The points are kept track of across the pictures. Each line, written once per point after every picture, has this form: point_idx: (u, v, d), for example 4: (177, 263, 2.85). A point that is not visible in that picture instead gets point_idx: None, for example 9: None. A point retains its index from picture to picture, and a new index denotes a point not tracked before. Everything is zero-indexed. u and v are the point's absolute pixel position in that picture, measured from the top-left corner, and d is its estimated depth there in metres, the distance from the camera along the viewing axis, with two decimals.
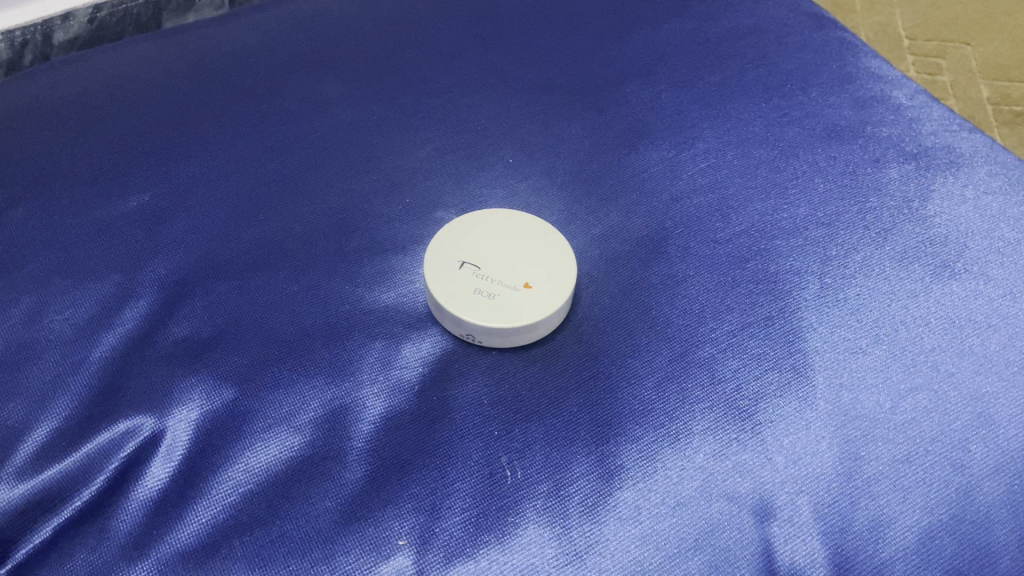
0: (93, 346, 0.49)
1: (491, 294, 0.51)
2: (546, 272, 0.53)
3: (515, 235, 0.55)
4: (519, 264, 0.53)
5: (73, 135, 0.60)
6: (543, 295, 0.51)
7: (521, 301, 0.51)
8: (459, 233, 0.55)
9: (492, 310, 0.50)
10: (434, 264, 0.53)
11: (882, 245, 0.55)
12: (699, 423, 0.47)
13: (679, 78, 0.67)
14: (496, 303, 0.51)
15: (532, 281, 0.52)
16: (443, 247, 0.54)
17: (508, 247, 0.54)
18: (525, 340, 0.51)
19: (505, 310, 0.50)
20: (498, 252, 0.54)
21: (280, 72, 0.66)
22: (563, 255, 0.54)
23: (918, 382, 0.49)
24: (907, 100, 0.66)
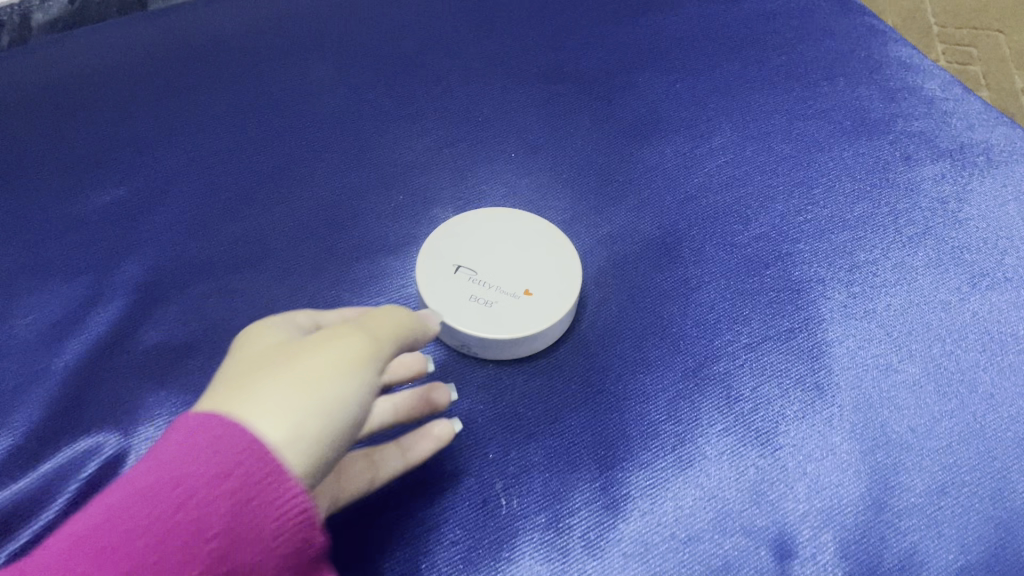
0: (58, 354, 0.46)
1: (488, 301, 0.47)
2: (549, 278, 0.49)
3: (517, 238, 0.51)
4: (519, 271, 0.49)
5: (47, 125, 0.56)
6: (544, 303, 0.47)
7: (522, 310, 0.47)
8: (455, 234, 0.51)
9: (488, 320, 0.46)
10: (427, 268, 0.49)
11: (915, 251, 0.51)
12: (713, 447, 0.43)
13: (696, 65, 0.62)
14: (492, 312, 0.47)
15: (533, 288, 0.48)
16: (438, 248, 0.50)
17: (508, 251, 0.50)
18: (526, 351, 0.47)
19: (503, 320, 0.46)
20: (498, 256, 0.50)
21: (268, 54, 0.61)
22: (567, 259, 0.50)
23: (952, 405, 0.45)
24: (942, 91, 0.61)
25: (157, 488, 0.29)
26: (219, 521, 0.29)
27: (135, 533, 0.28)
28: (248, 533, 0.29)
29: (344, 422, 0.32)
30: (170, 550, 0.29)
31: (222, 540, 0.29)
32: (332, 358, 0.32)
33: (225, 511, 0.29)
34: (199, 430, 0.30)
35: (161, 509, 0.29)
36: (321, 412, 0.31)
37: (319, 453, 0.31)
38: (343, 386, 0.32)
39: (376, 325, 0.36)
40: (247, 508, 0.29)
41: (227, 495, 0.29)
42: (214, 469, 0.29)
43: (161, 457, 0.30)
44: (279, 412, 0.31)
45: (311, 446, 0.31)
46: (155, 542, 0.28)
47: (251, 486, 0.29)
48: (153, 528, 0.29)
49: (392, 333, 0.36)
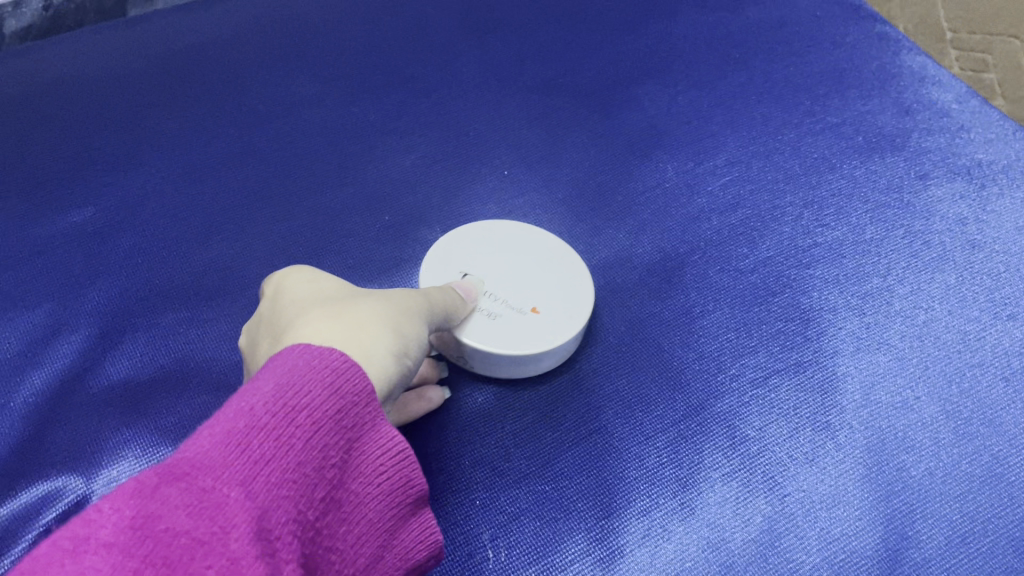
0: (16, 389, 0.43)
1: (493, 311, 0.44)
2: (559, 298, 0.45)
3: (529, 255, 0.48)
4: (528, 286, 0.46)
5: (14, 137, 0.53)
6: (552, 322, 0.44)
7: (525, 327, 0.43)
8: (464, 242, 0.48)
9: (491, 332, 0.43)
10: (433, 272, 0.46)
11: (932, 279, 0.49)
12: (716, 494, 0.40)
13: (699, 76, 0.59)
14: (496, 323, 0.43)
15: (541, 305, 0.45)
16: (445, 254, 0.47)
17: (521, 265, 0.47)
18: (524, 372, 0.43)
19: (506, 334, 0.43)
20: (508, 269, 0.46)
21: (251, 66, 0.58)
22: (581, 283, 0.46)
23: (973, 448, 0.43)
24: (959, 103, 0.58)
25: (287, 411, 0.27)
26: (351, 454, 0.29)
27: (276, 447, 0.26)
28: (377, 467, 0.30)
29: (421, 354, 0.36)
30: (308, 467, 0.27)
31: (354, 470, 0.29)
32: (418, 300, 0.38)
33: (351, 443, 0.29)
34: (318, 359, 0.29)
35: (293, 429, 0.27)
36: (407, 334, 0.35)
37: (399, 368, 0.34)
38: (420, 325, 0.37)
39: (431, 294, 0.39)
40: (371, 444, 0.29)
41: (355, 428, 0.29)
42: (344, 399, 0.29)
43: (281, 381, 0.28)
44: (376, 327, 0.34)
45: (401, 362, 0.34)
46: (295, 458, 0.27)
47: (371, 421, 0.30)
48: (288, 445, 0.27)
49: (443, 302, 0.40)
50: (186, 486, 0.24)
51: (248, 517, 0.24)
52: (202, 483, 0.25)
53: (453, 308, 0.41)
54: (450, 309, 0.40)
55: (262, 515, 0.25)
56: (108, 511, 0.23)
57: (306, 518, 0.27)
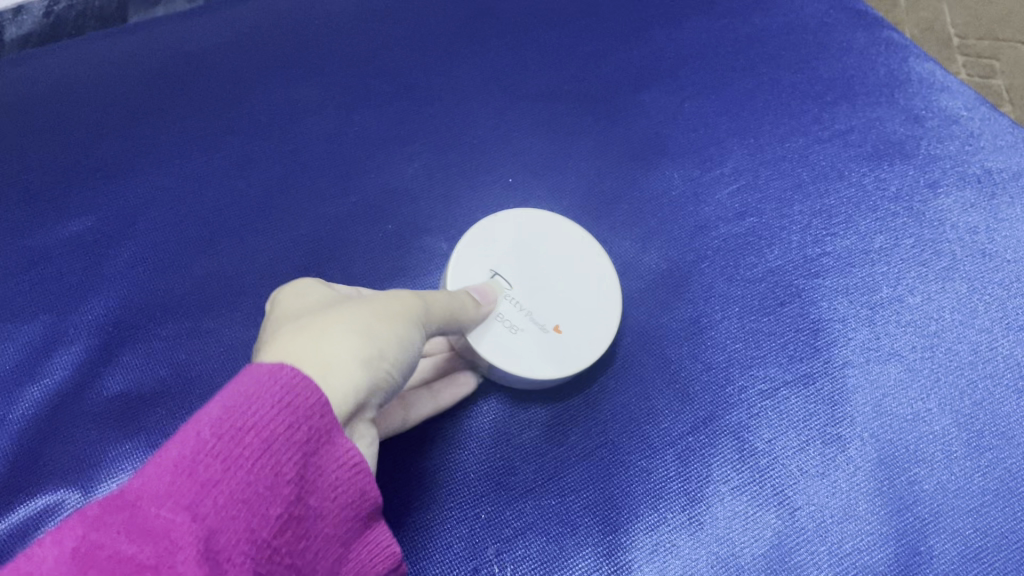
0: (15, 401, 0.43)
1: (514, 325, 0.43)
2: (583, 318, 0.44)
3: (564, 259, 0.46)
4: (554, 299, 0.45)
5: (10, 143, 0.52)
6: (571, 345, 0.43)
7: (543, 349, 0.43)
8: (501, 232, 0.46)
9: (508, 350, 0.42)
10: (463, 266, 0.44)
11: (942, 288, 0.48)
12: (726, 508, 0.40)
13: (705, 83, 0.58)
14: (516, 339, 0.43)
15: (564, 324, 0.44)
16: (479, 242, 0.45)
17: (549, 271, 0.46)
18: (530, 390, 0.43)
19: (523, 354, 0.42)
20: (537, 276, 0.45)
21: (253, 71, 0.57)
22: (608, 300, 0.45)
23: (985, 460, 0.42)
24: (967, 110, 0.58)
25: (234, 430, 0.28)
26: (311, 469, 0.29)
27: (223, 466, 0.27)
28: (336, 482, 0.30)
29: (408, 361, 0.36)
30: (258, 487, 0.27)
31: (316, 485, 0.29)
32: (411, 303, 0.36)
33: (309, 458, 0.29)
34: (270, 375, 0.29)
35: (241, 449, 0.28)
36: (387, 339, 0.34)
37: (368, 375, 0.33)
38: (410, 329, 0.36)
39: (430, 295, 0.38)
40: (331, 459, 0.30)
41: (312, 443, 0.29)
42: (296, 415, 0.29)
43: (231, 399, 0.28)
44: (348, 336, 0.33)
45: (376, 370, 0.34)
46: (242, 478, 0.27)
47: (330, 435, 0.30)
48: (235, 465, 0.27)
49: (441, 308, 0.38)
50: (128, 515, 0.26)
51: (190, 540, 0.25)
52: (147, 512, 0.26)
53: (458, 320, 0.39)
54: (453, 316, 0.39)
55: (206, 538, 0.26)
56: (51, 545, 0.25)
57: (260, 537, 0.27)
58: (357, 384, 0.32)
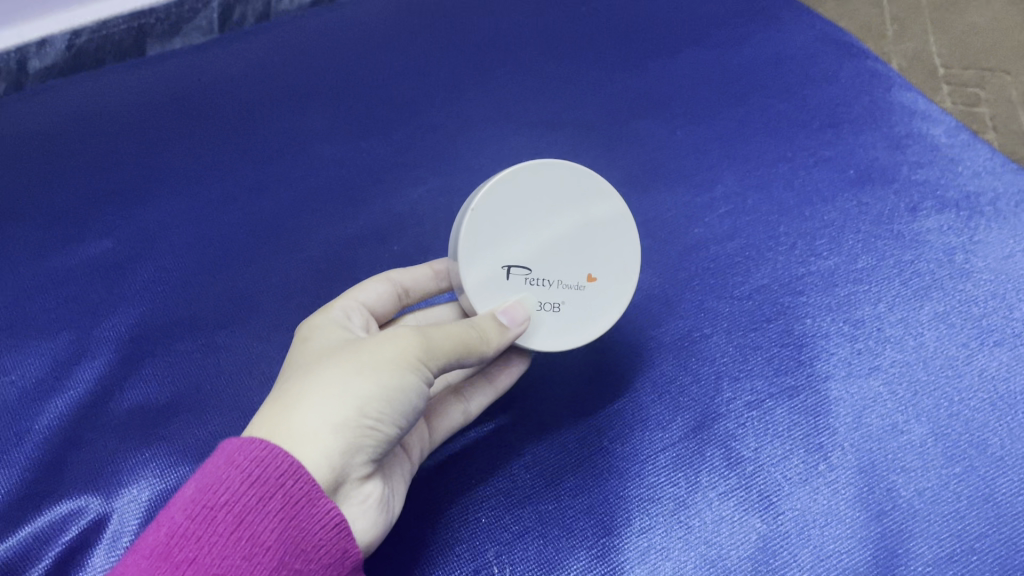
0: (40, 412, 0.45)
1: (554, 301, 0.44)
2: (605, 255, 0.45)
3: (563, 209, 0.44)
4: (568, 253, 0.44)
5: (35, 171, 0.56)
6: (606, 296, 0.45)
7: (584, 306, 0.44)
8: (487, 225, 0.43)
9: (559, 327, 0.44)
10: (477, 286, 0.43)
11: (921, 306, 0.50)
12: (715, 512, 0.42)
13: (696, 112, 0.61)
14: (564, 313, 0.44)
15: (594, 271, 0.45)
16: (474, 249, 0.43)
17: (557, 227, 0.44)
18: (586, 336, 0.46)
19: (578, 319, 0.44)
20: (540, 238, 0.44)
21: (265, 104, 0.61)
22: (623, 231, 0.45)
23: (962, 469, 0.44)
24: (947, 138, 0.60)
25: (206, 513, 0.33)
26: (287, 532, 0.34)
27: (200, 542, 0.33)
28: (315, 542, 0.34)
29: (401, 407, 0.37)
30: (235, 556, 0.33)
31: (295, 545, 0.34)
32: (397, 350, 0.37)
33: (284, 523, 0.34)
34: (238, 455, 0.34)
35: (216, 527, 0.33)
36: (365, 396, 0.36)
37: (347, 436, 0.36)
38: (399, 375, 0.37)
39: (428, 330, 0.39)
40: (307, 519, 0.34)
41: (283, 508, 0.34)
42: (262, 489, 0.33)
43: (205, 484, 0.34)
44: (324, 402, 0.36)
45: (356, 430, 0.36)
46: (219, 550, 0.33)
47: (304, 500, 0.34)
48: (211, 541, 0.33)
49: (449, 342, 0.39)
50: None
51: None
52: None
53: (477, 345, 0.40)
54: (464, 343, 0.39)
55: None
56: None
57: None
58: (332, 450, 0.36)
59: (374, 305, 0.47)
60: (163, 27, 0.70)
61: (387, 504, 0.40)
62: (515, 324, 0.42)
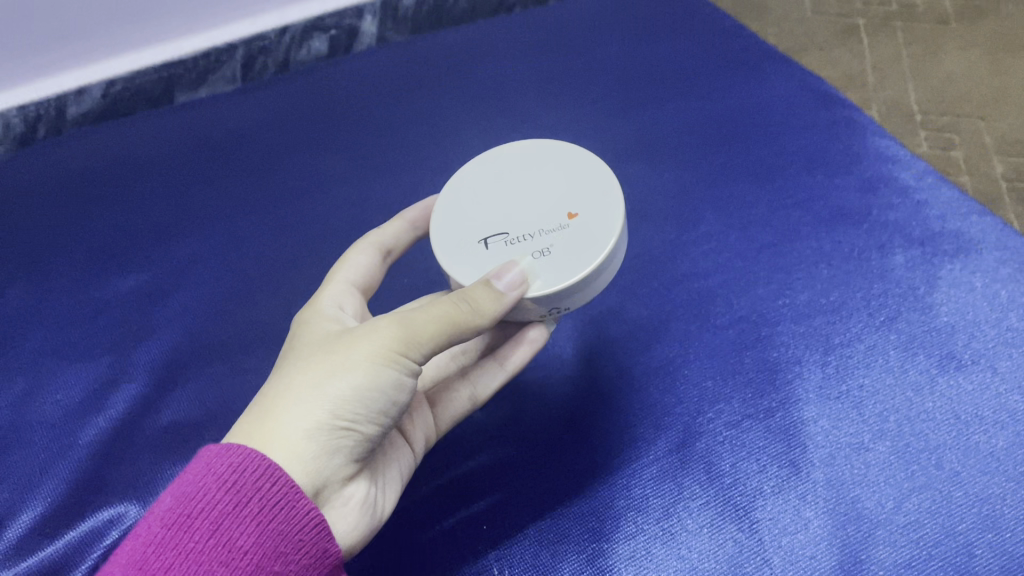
0: (84, 428, 0.50)
1: (543, 246, 0.45)
2: (580, 196, 0.47)
3: (525, 175, 0.49)
4: (541, 206, 0.47)
5: (78, 213, 0.63)
6: (593, 227, 0.45)
7: (574, 239, 0.45)
8: (455, 208, 0.48)
9: (554, 265, 0.44)
10: (460, 259, 0.46)
11: (886, 334, 0.55)
12: (694, 520, 0.47)
13: (683, 157, 0.67)
14: (558, 255, 0.45)
15: (574, 210, 0.46)
16: (450, 231, 0.47)
17: (524, 187, 0.49)
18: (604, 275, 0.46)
19: (570, 256, 0.44)
20: (508, 203, 0.48)
21: (285, 152, 0.67)
22: (592, 172, 0.48)
23: (921, 482, 0.48)
24: (915, 181, 0.65)
25: (183, 521, 0.35)
26: (264, 536, 0.36)
27: (177, 550, 0.35)
28: (291, 544, 0.37)
29: (380, 398, 0.40)
30: (212, 561, 0.35)
31: (273, 548, 0.36)
32: (374, 348, 0.39)
33: (261, 526, 0.36)
34: (215, 464, 0.37)
35: (193, 535, 0.35)
36: (340, 398, 0.39)
37: (325, 439, 0.39)
38: (378, 368, 0.39)
39: (411, 318, 0.40)
40: (285, 522, 0.37)
41: (260, 512, 0.36)
42: (238, 496, 0.36)
43: (182, 493, 0.36)
44: (302, 405, 0.39)
45: (332, 429, 0.39)
46: (196, 556, 0.35)
47: (280, 505, 0.37)
48: (189, 548, 0.35)
49: (435, 325, 0.40)
50: None
51: None
52: None
53: (466, 325, 0.40)
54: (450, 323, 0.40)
55: None
56: None
57: None
58: (308, 455, 0.38)
59: (365, 284, 0.50)
60: (190, 77, 0.78)
61: (369, 505, 0.44)
62: (512, 289, 0.42)
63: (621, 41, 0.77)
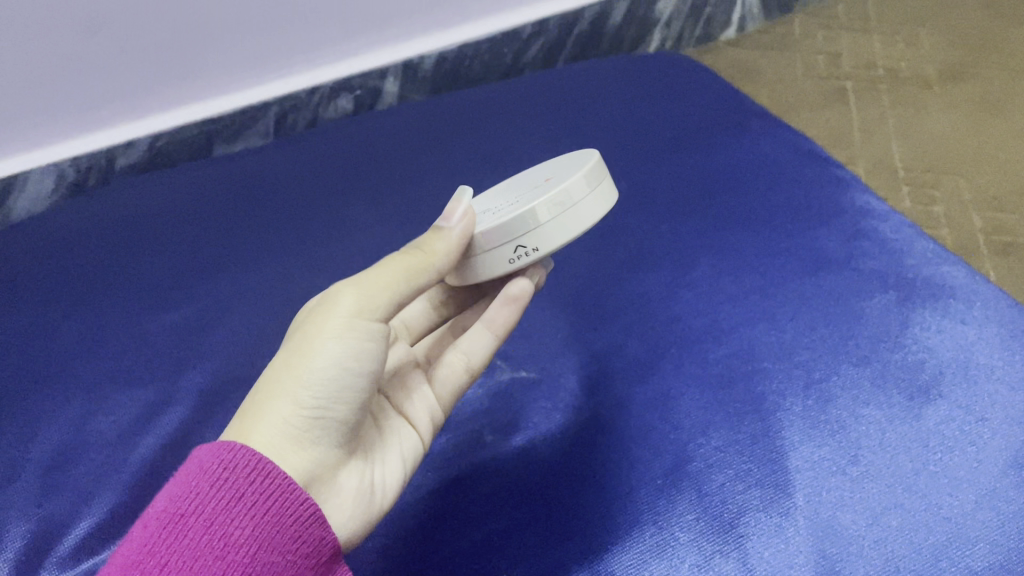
0: (136, 447, 0.56)
1: (521, 200, 0.52)
2: (558, 169, 0.55)
3: (515, 185, 0.58)
4: (524, 187, 0.55)
5: (129, 253, 0.71)
6: (564, 173, 0.52)
7: (548, 184, 0.52)
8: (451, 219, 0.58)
9: (528, 202, 0.50)
10: None
11: (862, 369, 0.60)
12: (686, 533, 0.52)
13: (675, 211, 0.74)
14: (531, 198, 0.51)
15: (551, 175, 0.54)
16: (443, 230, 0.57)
17: (509, 188, 0.58)
18: (590, 206, 0.51)
19: (542, 192, 0.51)
20: (494, 200, 0.57)
21: (316, 201, 0.74)
22: (569, 155, 0.57)
23: (892, 502, 0.53)
24: (891, 232, 0.71)
25: (178, 517, 0.40)
26: (258, 523, 0.40)
27: (174, 544, 0.39)
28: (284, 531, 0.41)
29: (341, 367, 0.45)
30: (207, 552, 0.39)
31: (265, 537, 0.40)
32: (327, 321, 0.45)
33: (253, 515, 0.40)
34: (205, 464, 0.41)
35: (189, 528, 0.39)
36: (301, 380, 0.44)
37: (301, 420, 0.44)
38: (334, 340, 0.45)
39: (360, 287, 0.46)
40: (276, 511, 0.41)
41: (251, 502, 0.41)
42: (228, 491, 0.41)
43: (177, 492, 0.41)
44: (274, 397, 0.44)
45: (302, 414, 0.44)
46: (194, 546, 0.39)
47: (268, 497, 0.41)
48: (184, 543, 0.39)
49: (384, 282, 0.47)
50: None
51: None
52: None
53: (418, 265, 0.48)
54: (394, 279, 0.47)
55: None
56: None
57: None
58: (284, 444, 0.44)
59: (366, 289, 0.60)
60: (227, 132, 0.90)
61: (365, 498, 0.48)
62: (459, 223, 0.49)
63: (623, 110, 0.86)
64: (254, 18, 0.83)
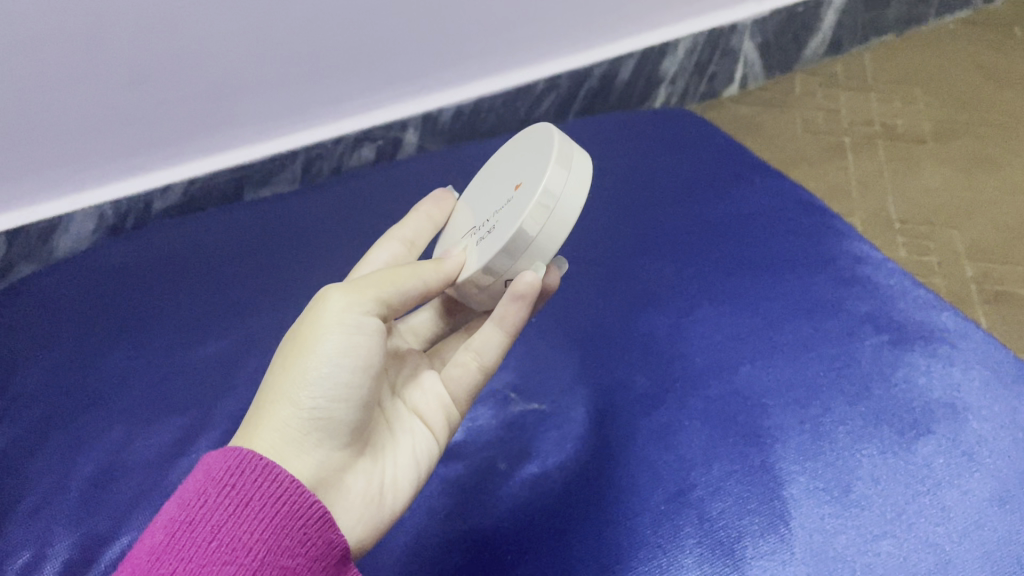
0: (173, 468, 0.60)
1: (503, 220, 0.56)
2: (528, 164, 0.57)
3: (501, 175, 0.62)
4: (506, 190, 0.59)
5: (165, 288, 0.75)
6: (530, 180, 0.55)
7: (520, 198, 0.55)
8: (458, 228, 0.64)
9: (505, 228, 0.54)
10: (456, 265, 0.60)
11: (856, 405, 0.64)
12: (688, 556, 0.56)
13: (680, 255, 0.78)
14: (509, 220, 0.55)
15: (522, 179, 0.57)
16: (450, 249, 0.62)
17: (495, 186, 0.61)
18: (565, 213, 0.54)
19: (514, 214, 0.54)
20: (486, 205, 0.61)
21: (341, 244, 0.79)
22: (536, 138, 0.59)
23: (883, 530, 0.56)
24: (884, 279, 0.75)
25: (190, 518, 0.44)
26: (264, 520, 0.44)
27: (186, 544, 0.43)
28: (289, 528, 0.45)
29: (333, 363, 0.49)
30: (218, 551, 0.43)
31: (274, 538, 0.44)
32: (318, 323, 0.50)
33: (259, 514, 0.44)
34: (214, 469, 0.45)
35: (201, 527, 0.43)
36: (299, 380, 0.49)
37: (303, 418, 0.49)
38: (332, 342, 0.49)
39: (348, 289, 0.50)
40: (281, 510, 0.45)
41: (258, 503, 0.45)
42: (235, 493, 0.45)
43: (190, 495, 0.45)
44: (278, 399, 0.49)
45: (304, 412, 0.49)
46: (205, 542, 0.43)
47: (271, 497, 0.45)
48: (196, 539, 0.43)
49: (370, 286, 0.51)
50: None
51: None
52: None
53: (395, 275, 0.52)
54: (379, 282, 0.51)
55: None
56: None
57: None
58: (282, 442, 0.49)
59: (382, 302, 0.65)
60: (257, 178, 0.96)
61: (374, 501, 0.53)
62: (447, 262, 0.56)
63: (631, 161, 0.91)
64: (285, 74, 0.89)
